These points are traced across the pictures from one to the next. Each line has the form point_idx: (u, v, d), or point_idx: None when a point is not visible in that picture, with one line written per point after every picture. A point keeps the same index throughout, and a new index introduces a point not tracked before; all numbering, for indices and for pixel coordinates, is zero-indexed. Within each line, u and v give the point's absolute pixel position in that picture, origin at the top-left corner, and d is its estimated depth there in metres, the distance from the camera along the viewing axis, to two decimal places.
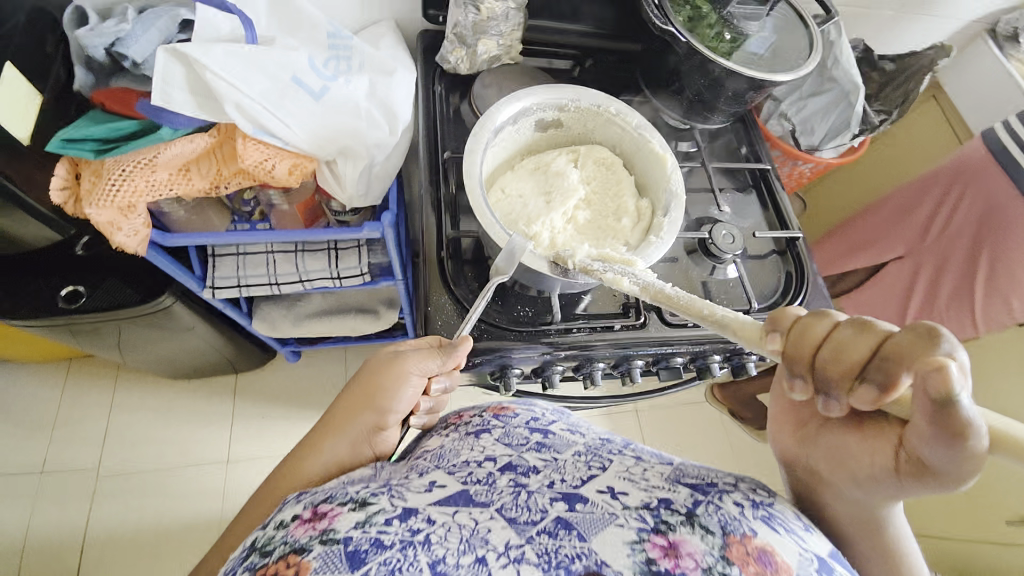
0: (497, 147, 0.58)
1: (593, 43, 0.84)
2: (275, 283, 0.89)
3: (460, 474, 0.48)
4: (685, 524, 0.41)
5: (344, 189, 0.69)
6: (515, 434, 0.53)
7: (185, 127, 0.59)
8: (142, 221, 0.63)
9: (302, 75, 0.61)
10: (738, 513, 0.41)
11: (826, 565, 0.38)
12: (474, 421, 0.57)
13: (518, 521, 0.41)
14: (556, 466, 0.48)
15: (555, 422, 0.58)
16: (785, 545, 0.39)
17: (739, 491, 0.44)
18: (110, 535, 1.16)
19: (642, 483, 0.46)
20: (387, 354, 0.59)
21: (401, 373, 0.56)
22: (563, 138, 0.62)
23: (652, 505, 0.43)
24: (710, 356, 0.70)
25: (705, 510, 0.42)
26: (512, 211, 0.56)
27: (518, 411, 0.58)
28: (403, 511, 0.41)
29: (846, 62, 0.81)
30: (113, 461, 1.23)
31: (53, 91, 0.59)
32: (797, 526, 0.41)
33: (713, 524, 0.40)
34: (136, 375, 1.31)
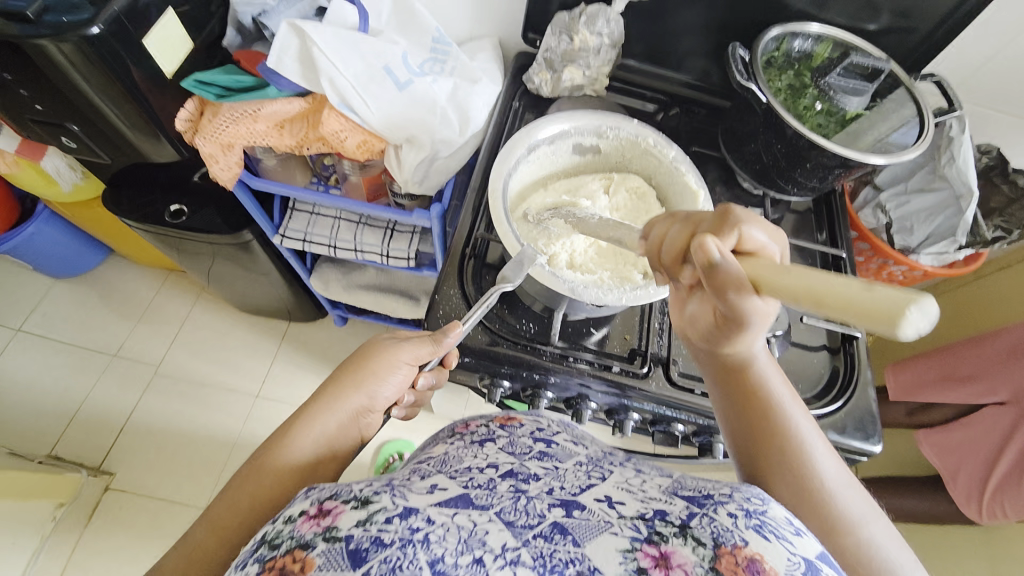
0: (534, 164, 0.59)
1: (685, 93, 0.84)
2: (333, 246, 0.97)
3: (461, 478, 0.47)
4: (678, 534, 0.40)
5: (402, 173, 0.74)
6: (518, 444, 0.53)
7: (288, 90, 0.68)
8: (235, 159, 0.74)
9: (393, 67, 0.68)
10: (731, 524, 0.39)
11: (814, 569, 0.35)
12: (479, 431, 0.56)
13: (516, 525, 0.40)
14: (557, 475, 0.48)
15: (558, 433, 0.57)
16: (774, 552, 0.36)
17: (734, 502, 0.41)
18: (147, 425, 1.32)
19: (640, 495, 0.45)
20: (385, 338, 0.57)
21: (396, 357, 0.55)
22: (601, 164, 0.62)
23: (647, 516, 0.42)
24: (716, 435, 0.64)
25: (698, 522, 0.40)
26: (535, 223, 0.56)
27: (523, 424, 0.57)
28: (404, 510, 0.39)
29: (964, 162, 0.72)
30: (171, 364, 1.40)
31: (204, 41, 0.73)
32: (788, 530, 0.38)
33: (705, 535, 0.39)
34: (212, 298, 1.49)
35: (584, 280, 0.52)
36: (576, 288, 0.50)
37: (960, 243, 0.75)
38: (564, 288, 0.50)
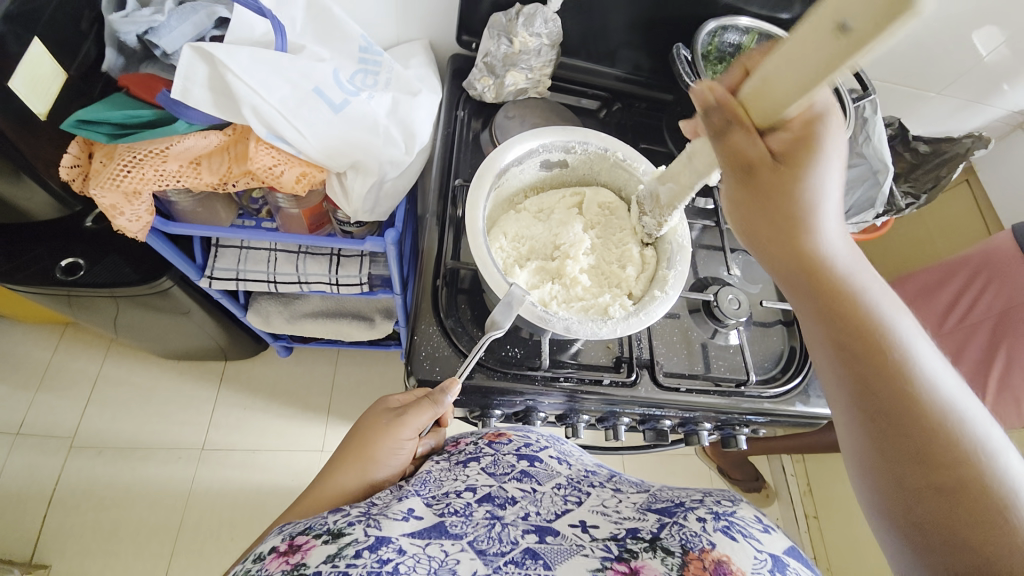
0: (503, 186, 0.59)
1: (623, 88, 0.84)
2: (273, 281, 0.88)
3: (438, 506, 0.45)
4: (648, 548, 0.40)
5: (350, 203, 0.67)
6: (501, 463, 0.51)
7: (200, 122, 0.60)
8: (146, 208, 0.63)
9: (324, 87, 0.61)
10: (699, 529, 0.40)
11: (780, 563, 0.38)
12: (467, 448, 0.54)
13: (488, 554, 0.40)
14: (534, 499, 0.46)
15: (546, 448, 0.54)
16: (741, 552, 0.38)
17: (704, 507, 0.43)
18: (73, 506, 1.15)
19: (614, 517, 0.44)
20: (382, 414, 0.55)
21: (398, 435, 0.53)
22: (570, 177, 0.63)
23: (619, 536, 0.42)
24: (699, 423, 0.68)
25: (669, 532, 0.41)
26: (515, 254, 0.58)
27: (513, 438, 0.55)
28: (375, 540, 0.38)
29: (878, 142, 0.79)
30: (89, 432, 1.22)
31: (79, 70, 0.63)
32: (755, 529, 0.40)
33: (674, 544, 0.39)
34: (127, 349, 1.31)
35: (578, 315, 0.52)
36: (575, 324, 0.50)
37: (877, 211, 0.84)
38: (558, 327, 0.49)
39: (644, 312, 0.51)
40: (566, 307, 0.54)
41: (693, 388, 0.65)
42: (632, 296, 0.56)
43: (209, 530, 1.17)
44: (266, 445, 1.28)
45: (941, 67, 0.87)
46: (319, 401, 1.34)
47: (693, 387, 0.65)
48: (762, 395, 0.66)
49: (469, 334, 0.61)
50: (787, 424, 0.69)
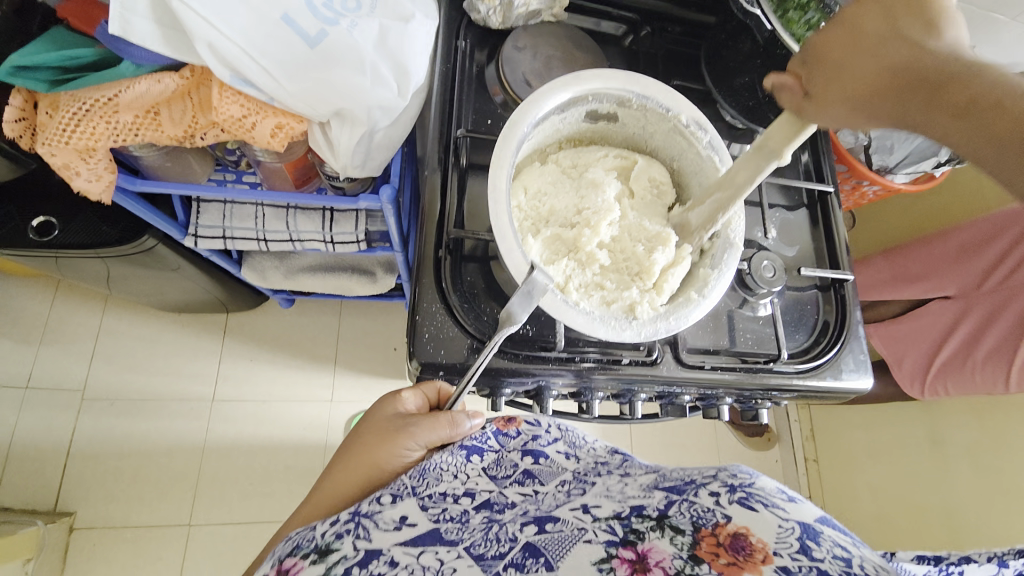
0: (536, 135, 0.52)
1: (654, 8, 0.70)
2: (263, 239, 0.82)
3: (433, 509, 0.43)
4: (655, 528, 0.36)
5: (338, 158, 0.59)
6: (504, 462, 0.52)
7: (149, 63, 0.50)
8: (106, 165, 0.55)
9: (294, 15, 0.50)
10: (713, 504, 0.36)
11: (811, 530, 0.32)
12: (473, 433, 0.55)
13: (486, 559, 0.37)
14: (534, 500, 0.45)
15: (555, 441, 0.55)
16: (764, 523, 0.33)
17: (718, 481, 0.39)
18: (93, 455, 1.18)
19: (619, 497, 0.41)
20: (391, 419, 0.54)
21: (403, 445, 0.52)
22: (618, 134, 0.56)
23: (624, 514, 0.38)
24: (721, 398, 0.64)
25: (678, 510, 0.37)
26: (531, 216, 0.51)
27: (521, 430, 0.56)
28: (365, 555, 0.37)
29: None
30: (98, 384, 1.23)
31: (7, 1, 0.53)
32: (780, 499, 0.35)
33: (684, 522, 0.35)
34: (124, 302, 1.28)
35: (599, 310, 0.47)
36: (594, 321, 0.45)
37: (940, 160, 0.74)
38: (579, 324, 0.45)
39: (675, 318, 0.47)
40: (585, 294, 0.48)
41: (718, 365, 0.60)
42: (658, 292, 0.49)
43: (225, 477, 1.21)
44: (274, 395, 1.28)
45: None
46: (324, 353, 1.33)
47: (718, 364, 0.60)
48: (792, 372, 0.61)
49: (478, 310, 0.56)
50: (812, 399, 0.65)
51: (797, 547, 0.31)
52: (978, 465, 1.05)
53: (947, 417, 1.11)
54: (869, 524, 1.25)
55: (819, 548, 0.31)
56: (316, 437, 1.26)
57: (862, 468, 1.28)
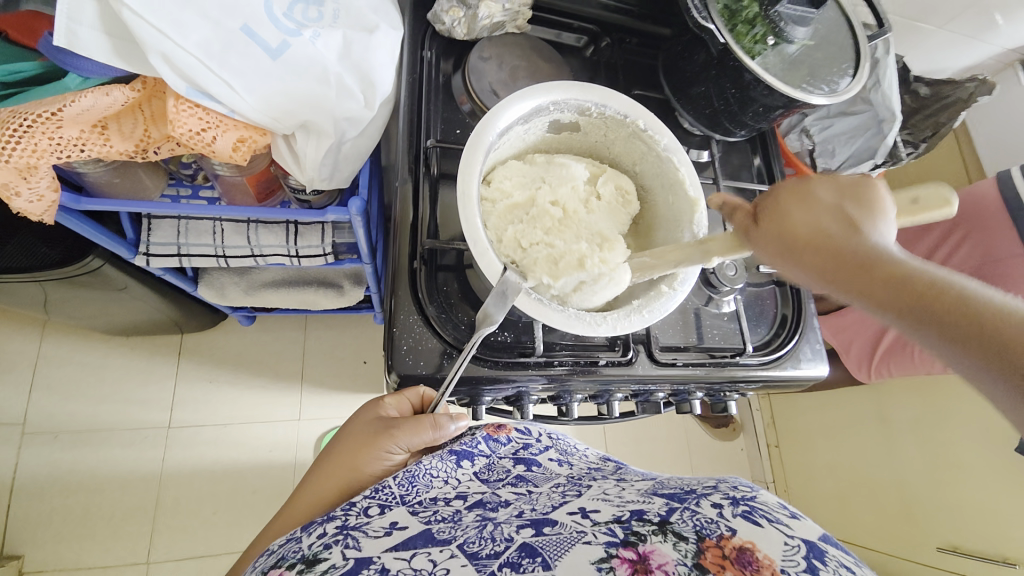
0: (502, 146, 0.53)
1: (612, 20, 0.73)
2: (222, 255, 0.78)
3: (423, 513, 0.43)
4: (657, 532, 0.37)
5: (304, 170, 0.58)
6: (496, 468, 0.51)
7: (98, 75, 0.48)
8: (48, 183, 0.51)
9: (255, 25, 0.49)
10: (716, 517, 0.37)
11: (816, 547, 0.33)
12: (463, 439, 0.53)
13: (481, 557, 0.37)
14: (529, 498, 0.45)
15: (545, 450, 0.55)
16: (767, 538, 0.34)
17: (719, 493, 0.40)
18: (38, 494, 1.09)
19: (616, 501, 0.42)
20: (372, 423, 0.52)
21: (385, 448, 0.50)
22: (580, 142, 0.57)
23: (624, 518, 0.39)
24: (692, 392, 0.67)
25: (680, 517, 0.38)
26: (494, 199, 0.52)
27: (511, 436, 0.55)
28: (354, 564, 0.35)
29: (887, 85, 0.75)
30: (39, 417, 1.13)
31: None
32: (782, 514, 0.36)
33: (687, 529, 0.37)
34: (65, 327, 1.19)
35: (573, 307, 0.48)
36: (571, 318, 0.46)
37: (875, 163, 0.80)
38: (557, 321, 0.45)
39: (647, 310, 0.48)
40: (535, 254, 0.49)
41: (689, 361, 0.62)
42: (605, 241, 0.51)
43: (188, 507, 1.14)
44: (239, 417, 1.22)
45: None
46: (291, 369, 1.28)
47: (688, 360, 0.62)
48: (756, 364, 0.65)
49: (454, 320, 0.56)
50: (775, 388, 0.69)
51: (804, 565, 0.32)
52: (921, 439, 1.15)
53: (892, 397, 1.20)
54: (830, 503, 1.33)
55: (824, 567, 0.31)
56: (285, 458, 1.21)
57: (820, 450, 1.36)
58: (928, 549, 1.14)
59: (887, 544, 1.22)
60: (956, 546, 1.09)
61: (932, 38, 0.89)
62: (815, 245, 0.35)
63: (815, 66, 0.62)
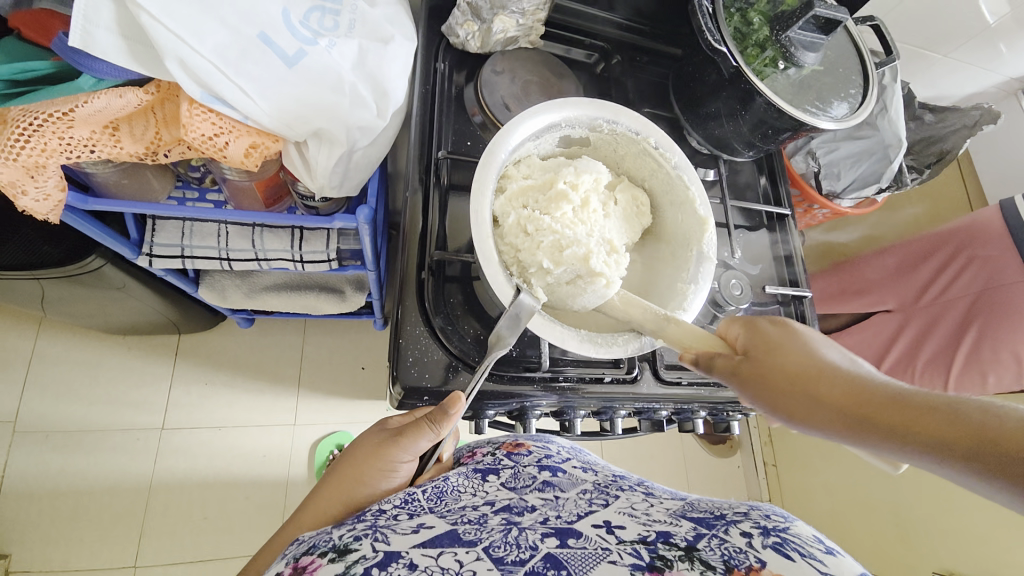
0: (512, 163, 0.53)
1: (623, 38, 0.73)
2: (226, 258, 0.78)
3: (451, 516, 0.43)
4: (684, 559, 0.35)
5: (314, 177, 0.58)
6: (522, 475, 0.49)
7: (113, 78, 0.47)
8: (55, 182, 0.51)
9: (272, 32, 0.49)
10: (745, 545, 0.36)
11: None
12: (486, 460, 0.53)
13: (505, 562, 0.36)
14: (555, 505, 0.44)
15: (568, 459, 0.54)
16: (800, 572, 0.32)
17: (750, 521, 0.39)
18: (26, 493, 1.07)
19: (643, 518, 0.41)
20: (377, 435, 0.53)
21: (392, 453, 0.50)
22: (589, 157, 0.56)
23: (649, 540, 0.38)
24: (695, 411, 0.66)
25: (707, 544, 0.37)
26: (515, 195, 0.50)
27: (532, 449, 0.54)
28: (384, 557, 0.36)
29: (895, 113, 0.77)
30: (31, 416, 1.12)
31: None
32: (817, 550, 0.34)
33: (715, 558, 0.35)
34: (61, 324, 1.17)
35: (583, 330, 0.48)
36: (583, 341, 0.46)
37: (881, 187, 0.81)
38: (565, 343, 0.45)
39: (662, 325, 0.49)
40: (540, 245, 0.48)
41: (695, 381, 0.62)
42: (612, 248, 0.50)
43: (179, 512, 1.12)
44: (233, 421, 1.20)
45: (958, 21, 0.81)
46: (288, 374, 1.27)
47: (694, 379, 0.62)
48: None
49: (460, 331, 0.56)
50: None
51: None
52: None
53: None
54: (827, 524, 1.33)
55: None
56: (280, 464, 1.20)
57: (818, 471, 1.36)
58: (926, 574, 1.13)
59: (885, 567, 1.21)
60: (953, 572, 1.08)
61: (937, 65, 0.90)
62: (817, 387, 0.36)
63: (823, 89, 0.63)
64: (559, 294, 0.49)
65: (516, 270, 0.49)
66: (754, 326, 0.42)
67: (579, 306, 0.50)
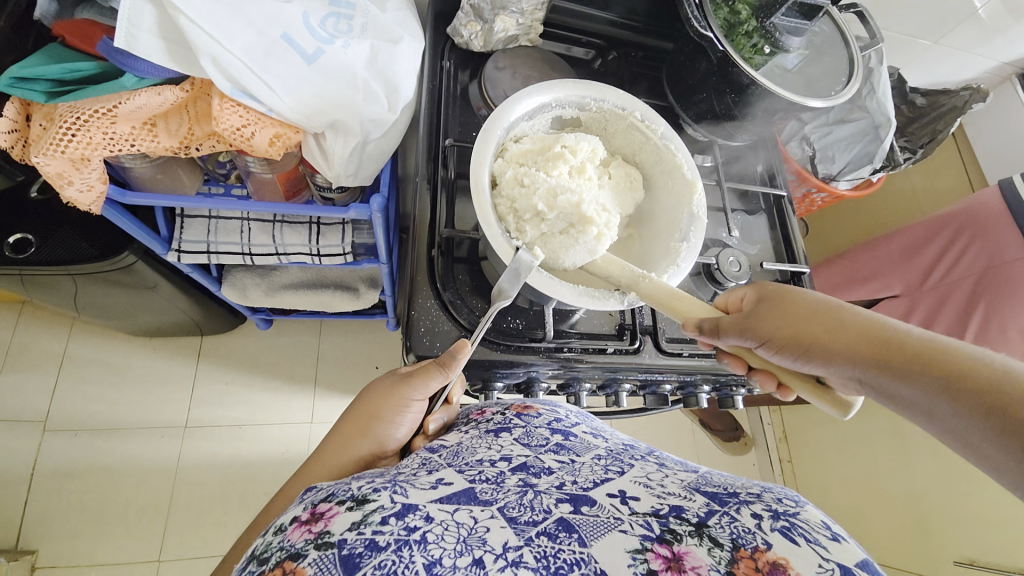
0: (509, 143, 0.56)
1: (618, 35, 0.78)
2: (248, 253, 0.82)
3: (469, 472, 0.45)
4: (693, 535, 0.37)
5: (331, 166, 0.63)
6: (535, 434, 0.51)
7: (152, 77, 0.52)
8: (97, 175, 0.56)
9: (293, 33, 0.54)
10: (754, 527, 0.37)
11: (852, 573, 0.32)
12: (496, 419, 0.55)
13: (519, 522, 0.39)
14: (572, 469, 0.46)
15: (577, 424, 0.56)
16: (805, 559, 0.34)
17: (762, 503, 0.40)
18: (56, 488, 1.12)
19: (657, 490, 0.43)
20: (390, 379, 0.57)
21: (408, 396, 0.54)
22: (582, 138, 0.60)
23: (661, 513, 0.40)
24: (699, 386, 0.68)
25: (718, 522, 0.38)
26: (517, 159, 0.53)
27: (541, 412, 0.56)
28: (402, 508, 0.38)
29: (881, 93, 0.78)
30: (62, 415, 1.17)
31: (7, 20, 0.54)
32: (824, 536, 0.35)
33: (724, 536, 0.37)
34: (92, 327, 1.24)
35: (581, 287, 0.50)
36: (580, 295, 0.49)
37: (875, 167, 0.83)
38: (563, 295, 0.48)
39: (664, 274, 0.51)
40: (537, 196, 0.50)
41: (696, 353, 0.63)
42: (606, 208, 0.53)
43: (199, 507, 1.15)
44: (252, 419, 1.24)
45: (944, 8, 0.83)
46: (305, 373, 1.31)
47: (695, 352, 0.63)
48: None
49: (469, 306, 0.59)
50: None
51: None
52: (936, 451, 1.13)
53: None
54: (843, 519, 1.30)
55: None
56: (296, 460, 1.23)
57: (833, 463, 1.35)
58: (947, 565, 1.11)
59: (904, 560, 1.18)
60: (972, 561, 1.06)
61: (927, 52, 0.93)
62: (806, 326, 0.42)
63: (811, 75, 0.66)
64: (552, 246, 0.51)
65: (511, 220, 0.51)
66: (762, 286, 0.47)
67: (568, 263, 0.52)
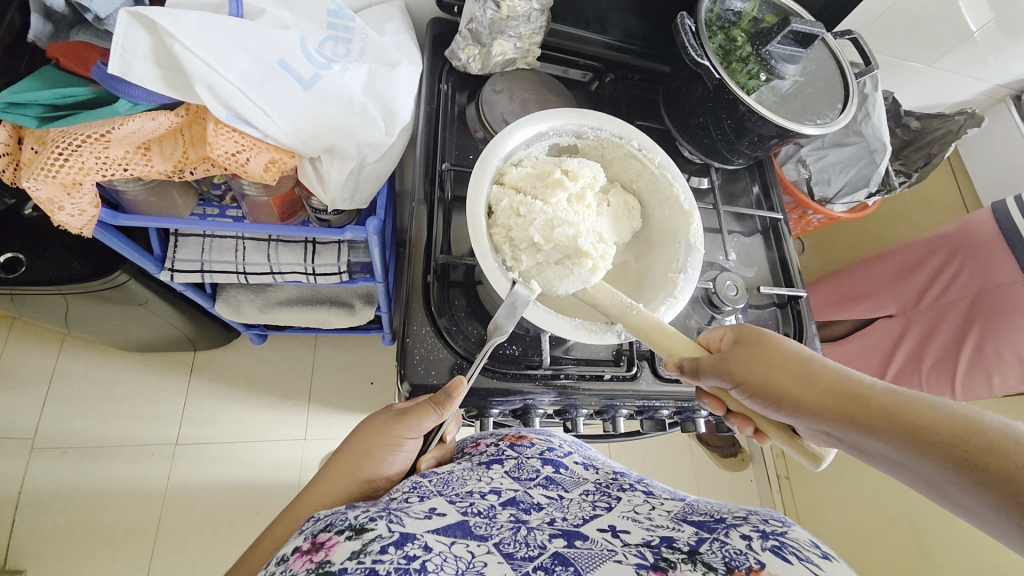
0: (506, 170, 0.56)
1: (615, 57, 0.78)
2: (242, 272, 0.82)
3: (461, 504, 0.44)
4: (687, 561, 0.36)
5: (328, 191, 0.62)
6: (526, 467, 0.51)
7: (147, 103, 0.52)
8: (89, 200, 0.56)
9: (290, 59, 0.53)
10: (745, 548, 0.36)
11: None
12: (489, 450, 0.54)
13: (515, 558, 0.38)
14: (560, 505, 0.46)
15: (569, 454, 0.55)
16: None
17: (750, 525, 0.39)
18: (43, 507, 1.10)
19: (646, 523, 0.42)
20: (384, 415, 0.55)
21: (398, 434, 0.53)
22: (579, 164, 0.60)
23: (654, 544, 0.39)
24: (696, 411, 0.68)
25: (709, 547, 0.37)
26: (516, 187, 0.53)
27: (534, 441, 0.55)
28: (400, 537, 0.37)
29: (876, 118, 0.79)
30: (51, 432, 1.15)
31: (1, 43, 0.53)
32: (814, 554, 0.34)
33: (717, 560, 0.36)
34: (83, 343, 1.22)
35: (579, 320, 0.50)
36: (578, 329, 0.49)
37: (871, 191, 0.84)
38: (562, 330, 0.48)
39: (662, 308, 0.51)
40: (535, 227, 0.50)
41: None
42: (603, 238, 0.52)
43: (189, 526, 1.13)
44: (244, 436, 1.23)
45: (939, 31, 0.84)
46: (299, 388, 1.29)
47: None
48: None
49: (464, 332, 0.58)
50: None
51: None
52: None
53: None
54: (842, 538, 1.29)
55: None
56: (288, 478, 1.21)
57: (830, 480, 1.34)
58: None
59: None
60: None
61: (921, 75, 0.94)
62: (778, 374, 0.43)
63: (807, 100, 0.66)
64: (547, 276, 0.51)
65: (507, 250, 0.51)
66: (742, 328, 0.47)
67: (562, 291, 0.52)
